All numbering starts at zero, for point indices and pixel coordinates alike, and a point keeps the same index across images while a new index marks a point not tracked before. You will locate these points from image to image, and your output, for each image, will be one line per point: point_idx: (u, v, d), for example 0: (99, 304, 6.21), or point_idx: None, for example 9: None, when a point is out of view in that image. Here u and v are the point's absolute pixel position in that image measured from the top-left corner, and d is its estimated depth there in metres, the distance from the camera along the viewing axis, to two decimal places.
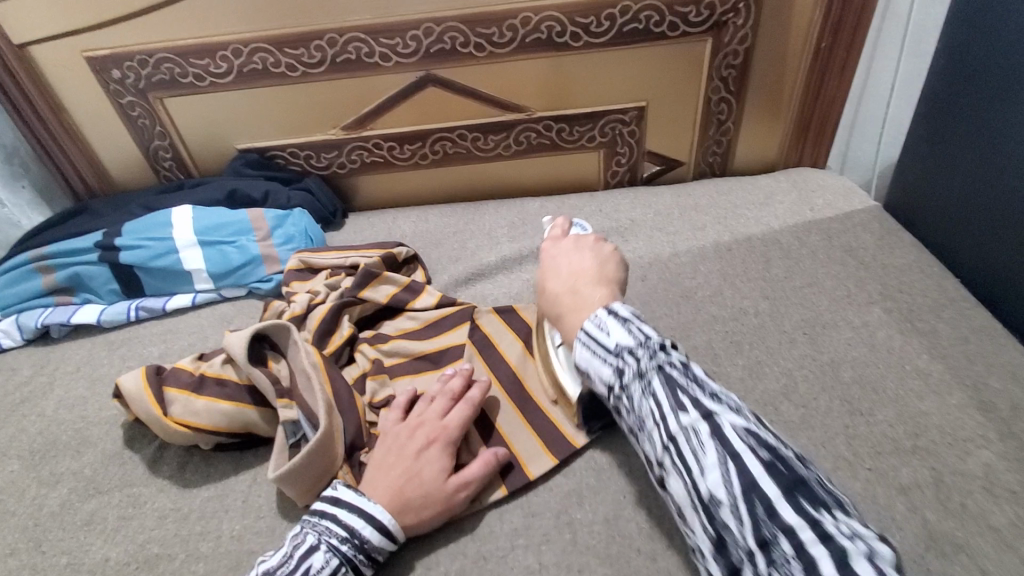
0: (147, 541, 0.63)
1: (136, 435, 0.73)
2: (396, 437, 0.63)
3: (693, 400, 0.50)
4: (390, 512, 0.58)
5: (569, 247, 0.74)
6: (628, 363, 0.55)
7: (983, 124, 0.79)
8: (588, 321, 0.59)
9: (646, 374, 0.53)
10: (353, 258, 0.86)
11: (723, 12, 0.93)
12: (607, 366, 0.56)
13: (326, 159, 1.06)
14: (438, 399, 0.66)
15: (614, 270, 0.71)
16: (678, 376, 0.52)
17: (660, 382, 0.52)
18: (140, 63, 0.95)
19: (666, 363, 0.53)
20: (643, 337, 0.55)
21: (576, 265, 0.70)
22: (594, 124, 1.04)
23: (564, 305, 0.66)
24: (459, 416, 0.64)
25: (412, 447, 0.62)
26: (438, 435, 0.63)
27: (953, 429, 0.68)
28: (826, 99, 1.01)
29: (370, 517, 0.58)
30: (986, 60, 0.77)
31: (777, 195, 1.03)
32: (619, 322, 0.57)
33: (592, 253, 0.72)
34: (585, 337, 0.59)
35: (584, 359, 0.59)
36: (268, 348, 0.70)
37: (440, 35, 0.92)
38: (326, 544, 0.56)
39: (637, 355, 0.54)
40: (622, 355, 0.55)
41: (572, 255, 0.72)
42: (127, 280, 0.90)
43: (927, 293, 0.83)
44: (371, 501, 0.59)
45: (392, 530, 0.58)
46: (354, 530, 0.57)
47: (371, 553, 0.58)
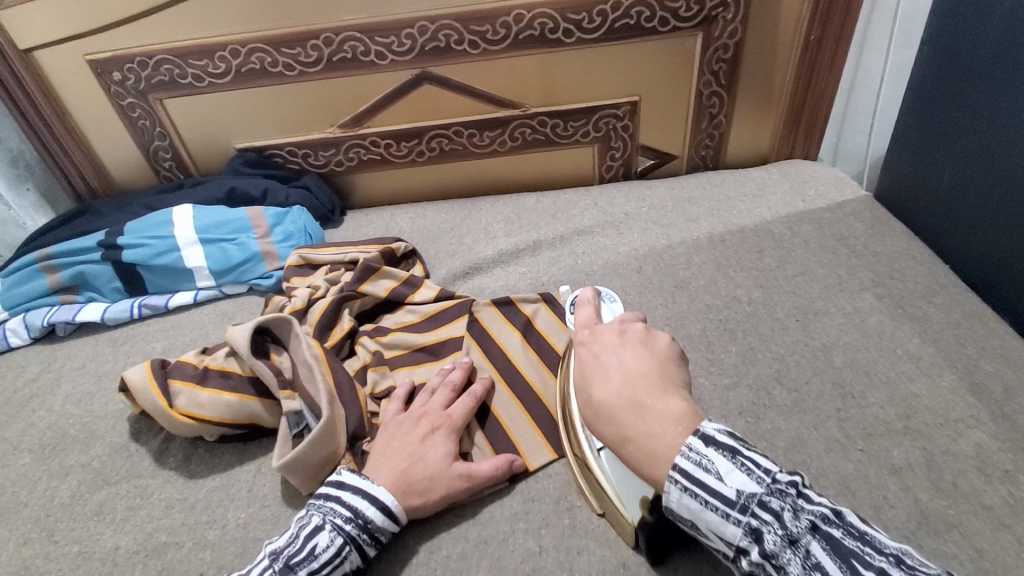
0: (155, 530, 0.64)
1: (141, 428, 0.74)
2: (401, 424, 0.65)
3: (875, 569, 0.41)
4: (393, 494, 0.60)
5: (614, 344, 0.61)
6: (761, 520, 0.45)
7: (969, 112, 0.81)
8: (682, 456, 0.49)
9: (794, 536, 0.44)
10: (352, 254, 0.87)
11: (712, 7, 0.95)
12: (730, 523, 0.46)
13: (324, 157, 1.08)
14: (440, 391, 0.68)
15: (675, 373, 0.58)
16: (838, 536, 0.44)
17: (819, 547, 0.43)
18: (140, 64, 0.96)
19: (813, 519, 0.45)
20: (765, 479, 0.47)
21: (629, 366, 0.58)
22: (588, 119, 1.06)
23: (629, 427, 0.53)
24: (462, 406, 0.67)
25: (417, 434, 0.64)
26: (442, 423, 0.65)
27: (944, 410, 0.70)
28: (817, 91, 1.03)
29: (374, 498, 0.59)
30: (971, 51, 0.79)
31: (770, 186, 1.05)
32: (726, 456, 0.48)
33: (642, 347, 0.60)
34: (685, 481, 0.48)
35: (693, 512, 0.48)
36: (270, 341, 0.72)
37: (434, 33, 0.94)
38: (331, 524, 0.57)
39: (771, 508, 0.45)
40: (749, 510, 0.46)
41: (619, 351, 0.60)
42: (129, 278, 0.91)
43: (917, 280, 0.85)
44: (375, 484, 0.60)
45: (396, 511, 0.59)
46: (359, 511, 0.58)
47: (375, 532, 0.59)
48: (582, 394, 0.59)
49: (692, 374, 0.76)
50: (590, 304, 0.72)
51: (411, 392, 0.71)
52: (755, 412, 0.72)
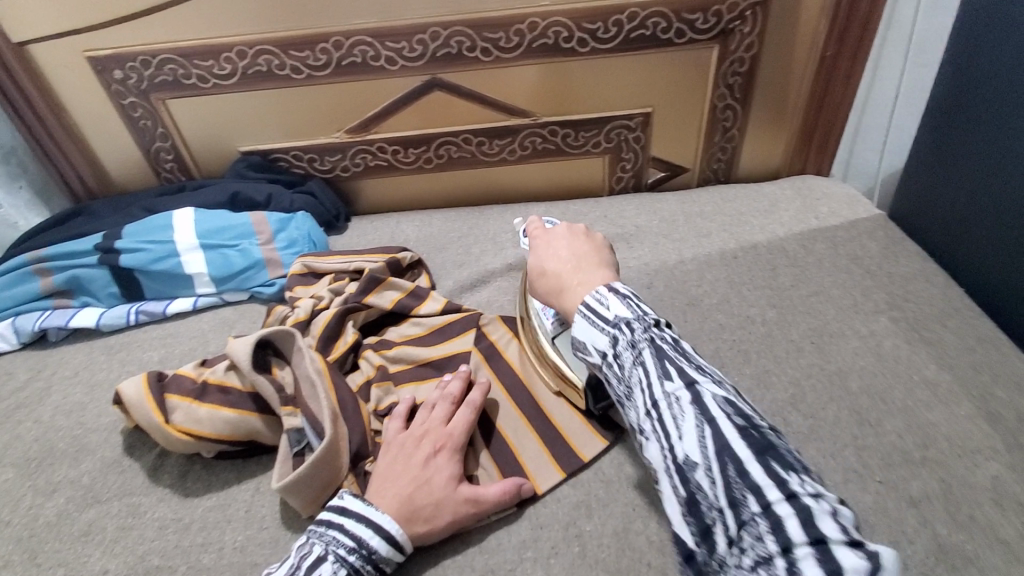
0: (147, 553, 0.62)
1: (135, 442, 0.71)
2: (402, 445, 0.63)
3: (679, 369, 0.49)
4: (398, 522, 0.57)
5: (563, 233, 0.70)
6: (622, 332, 0.54)
7: (989, 135, 0.79)
8: (589, 295, 0.59)
9: (636, 344, 0.53)
10: (357, 263, 0.85)
11: (730, 20, 0.93)
12: (603, 334, 0.56)
13: (330, 162, 1.05)
14: (440, 406, 0.66)
15: (609, 254, 0.68)
16: (668, 349, 0.51)
17: (650, 352, 0.51)
18: (142, 64, 0.94)
19: (656, 337, 0.52)
20: (641, 312, 0.55)
21: (572, 252, 0.67)
22: (599, 129, 1.04)
23: (568, 284, 0.64)
24: (463, 422, 0.65)
25: (420, 456, 0.61)
26: (445, 442, 0.63)
27: (961, 440, 0.68)
28: (832, 107, 1.02)
29: (378, 528, 0.57)
30: (991, 72, 0.77)
31: (782, 203, 1.03)
32: (619, 297, 0.57)
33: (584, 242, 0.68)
34: (584, 311, 0.58)
35: (580, 329, 0.58)
36: (271, 354, 0.70)
37: (446, 39, 0.92)
38: (334, 555, 0.55)
39: (631, 326, 0.54)
40: (618, 325, 0.55)
41: (563, 244, 0.68)
42: (126, 284, 0.89)
43: (934, 303, 0.83)
44: (379, 510, 0.58)
45: (400, 540, 0.57)
46: (362, 541, 0.56)
47: (379, 563, 0.57)
48: (535, 272, 0.68)
49: None
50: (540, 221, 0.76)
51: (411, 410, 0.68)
52: None
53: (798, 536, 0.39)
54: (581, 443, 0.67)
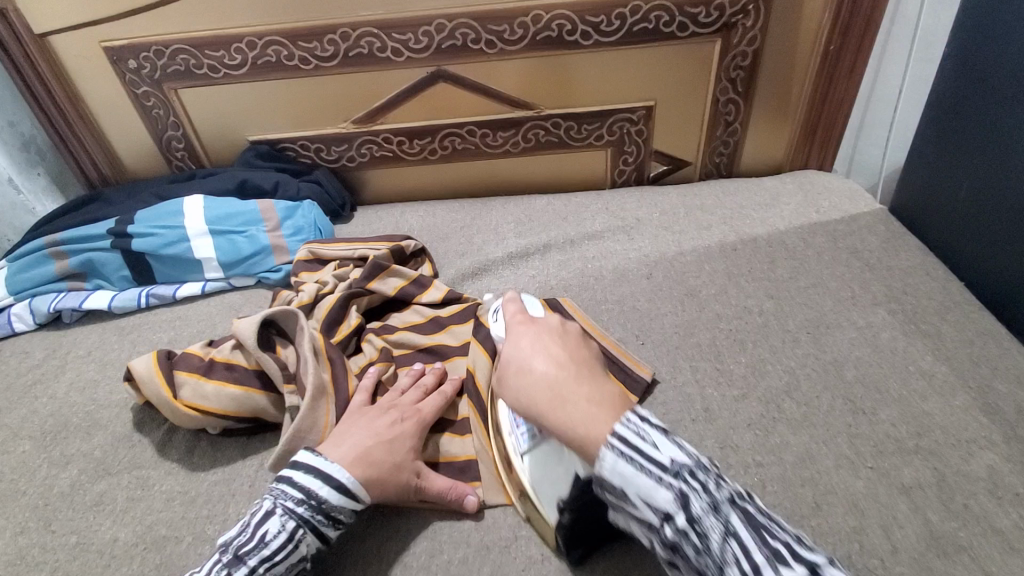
0: (155, 523, 0.64)
1: (145, 419, 0.74)
2: (369, 414, 0.65)
3: (787, 547, 0.43)
4: (346, 471, 0.59)
5: (553, 329, 0.63)
6: (692, 486, 0.46)
7: (990, 127, 0.80)
8: (620, 425, 0.49)
9: (720, 507, 0.45)
10: (361, 250, 0.87)
11: (733, 13, 0.94)
12: (662, 488, 0.46)
13: (337, 153, 1.07)
14: (411, 391, 0.69)
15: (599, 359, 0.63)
16: (753, 513, 0.46)
17: (739, 520, 0.45)
18: (156, 54, 0.96)
19: (734, 496, 0.46)
20: (695, 458, 0.48)
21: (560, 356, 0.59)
22: (602, 122, 1.05)
23: (568, 397, 0.55)
24: (433, 404, 0.68)
25: (383, 422, 0.64)
26: (412, 417, 0.66)
27: (955, 430, 0.68)
28: (834, 102, 1.02)
29: (327, 477, 0.58)
30: (993, 65, 0.78)
31: (783, 197, 1.04)
32: (661, 433, 0.49)
33: (570, 346, 0.61)
34: (621, 446, 0.48)
35: (627, 478, 0.47)
36: (275, 334, 0.72)
37: (452, 31, 0.93)
38: (282, 508, 0.57)
39: (701, 480, 0.46)
40: (683, 476, 0.46)
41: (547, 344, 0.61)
42: (138, 267, 0.91)
43: (932, 296, 0.84)
44: (328, 462, 0.60)
45: (352, 488, 0.59)
46: (311, 492, 0.58)
47: (332, 512, 0.58)
48: (516, 367, 0.59)
49: (701, 384, 0.76)
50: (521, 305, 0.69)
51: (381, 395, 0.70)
52: (764, 426, 0.71)
53: None
54: None
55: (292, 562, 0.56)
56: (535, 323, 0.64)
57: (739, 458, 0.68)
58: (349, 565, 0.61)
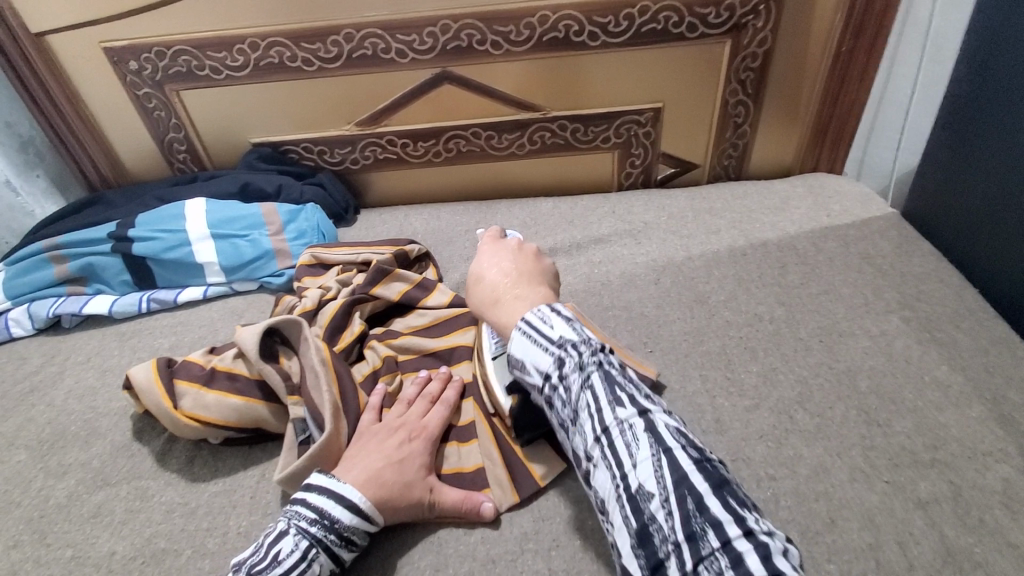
0: (154, 535, 0.63)
1: (144, 428, 0.73)
2: (378, 432, 0.64)
3: (630, 397, 0.51)
4: (360, 491, 0.58)
5: (511, 249, 0.73)
6: (569, 353, 0.54)
7: (1005, 132, 0.78)
8: (530, 313, 0.59)
9: (585, 367, 0.53)
10: (365, 255, 0.86)
11: (742, 14, 0.92)
12: (546, 354, 0.55)
13: (340, 155, 1.06)
14: (417, 403, 0.68)
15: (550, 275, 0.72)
16: (617, 374, 0.52)
17: (600, 378, 0.52)
18: (157, 55, 0.95)
19: (605, 362, 0.53)
20: (585, 336, 0.56)
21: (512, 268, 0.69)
22: (609, 124, 1.03)
23: (501, 298, 0.66)
24: (438, 416, 0.67)
25: (392, 442, 0.63)
26: (419, 433, 0.65)
27: (972, 442, 0.67)
28: (845, 104, 1.00)
29: (340, 498, 0.57)
30: (1007, 69, 0.76)
31: (793, 201, 1.02)
32: (564, 319, 0.57)
33: (525, 260, 0.71)
34: (525, 327, 0.58)
35: (523, 349, 0.57)
36: (279, 343, 0.71)
37: (456, 32, 0.92)
38: (295, 528, 0.56)
39: (579, 349, 0.54)
40: (564, 346, 0.55)
41: (504, 259, 0.70)
42: (139, 272, 0.90)
43: (947, 303, 0.82)
44: (342, 483, 0.59)
45: (365, 508, 0.58)
46: (324, 512, 0.57)
47: (345, 532, 0.57)
48: (473, 278, 0.70)
49: (711, 393, 0.74)
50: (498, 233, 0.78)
51: (386, 405, 0.69)
52: (775, 437, 0.69)
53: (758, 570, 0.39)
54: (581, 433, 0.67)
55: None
56: (499, 245, 0.74)
57: (750, 471, 0.66)
58: None
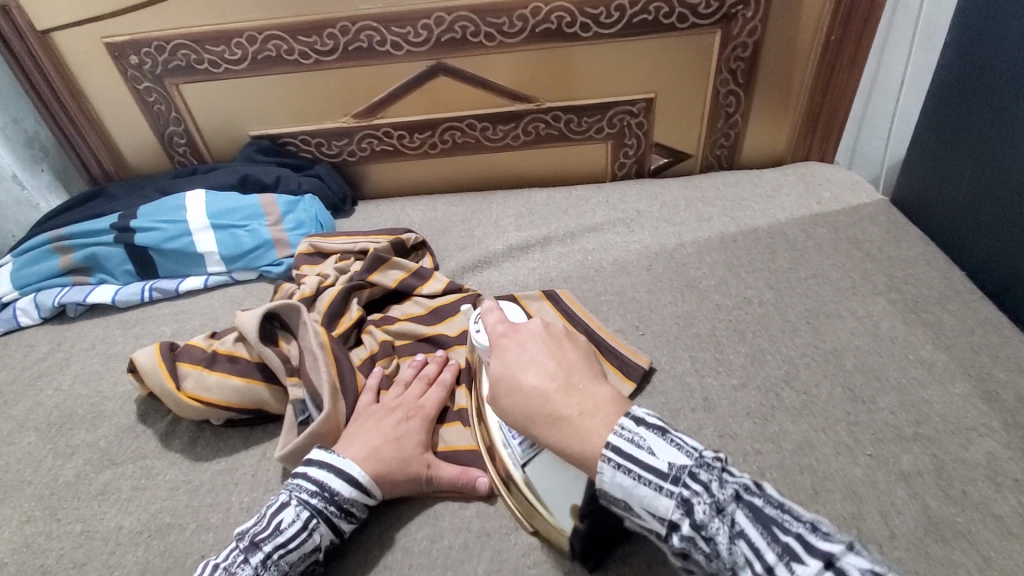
0: (159, 511, 0.65)
1: (148, 410, 0.75)
2: (376, 411, 0.66)
3: (797, 541, 0.40)
4: (359, 465, 0.60)
5: (540, 336, 0.59)
6: (692, 491, 0.45)
7: (990, 117, 0.79)
8: (614, 435, 0.49)
9: (722, 507, 0.43)
10: (362, 243, 0.88)
11: (733, 4, 0.93)
12: (663, 496, 0.46)
13: (337, 147, 1.08)
14: (414, 384, 0.70)
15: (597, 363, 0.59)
16: (763, 506, 0.43)
17: (744, 517, 0.42)
18: (157, 49, 0.97)
19: (741, 489, 0.44)
20: (696, 455, 0.47)
21: (561, 363, 0.56)
22: (602, 115, 1.05)
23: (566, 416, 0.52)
24: (435, 396, 0.69)
25: (390, 420, 0.65)
26: (416, 412, 0.67)
27: (955, 417, 0.68)
28: (835, 93, 1.02)
29: (340, 471, 0.59)
30: (992, 56, 0.78)
31: (784, 188, 1.03)
32: (658, 435, 0.48)
33: (568, 348, 0.58)
34: (619, 458, 0.47)
35: (627, 490, 0.47)
36: (278, 327, 0.72)
37: (451, 24, 0.94)
38: (297, 498, 0.58)
39: (701, 480, 0.45)
40: (681, 481, 0.45)
41: (544, 352, 0.57)
42: (141, 262, 0.92)
43: (933, 286, 0.83)
44: (341, 457, 0.61)
45: (364, 481, 0.60)
46: (324, 484, 0.59)
47: (344, 504, 0.59)
48: (506, 383, 0.56)
49: (701, 373, 0.76)
50: (498, 311, 0.66)
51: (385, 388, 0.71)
52: (763, 415, 0.71)
53: None
54: None
55: (305, 552, 0.56)
56: (522, 332, 0.61)
57: (738, 447, 0.68)
58: (351, 551, 0.61)
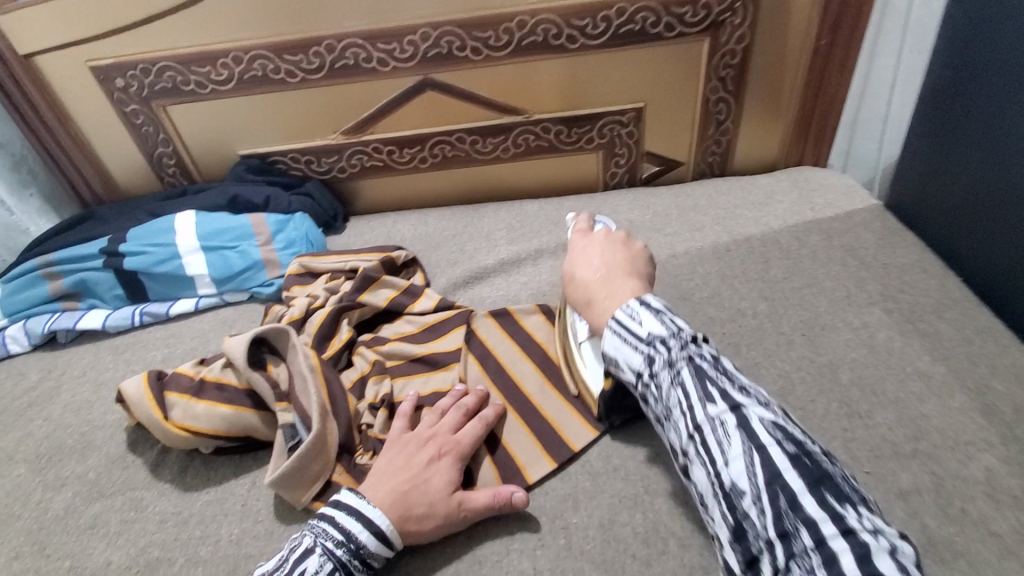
0: (148, 545, 0.65)
1: (138, 439, 0.74)
2: (408, 444, 0.65)
3: (721, 393, 0.55)
4: (388, 518, 0.59)
5: (600, 241, 0.75)
6: (658, 351, 0.59)
7: (986, 123, 0.78)
8: (620, 310, 0.63)
9: (675, 364, 0.57)
10: (352, 262, 0.87)
11: (720, 12, 0.93)
12: (638, 354, 0.60)
13: (327, 164, 1.07)
14: (450, 415, 0.68)
15: (643, 265, 0.74)
16: (707, 369, 0.56)
17: (690, 373, 0.56)
18: (143, 72, 0.96)
19: (696, 356, 0.58)
20: (675, 329, 0.59)
21: (607, 256, 0.73)
22: (592, 125, 1.04)
23: (601, 292, 0.69)
24: (471, 432, 0.66)
25: (421, 457, 0.63)
26: (449, 449, 0.64)
27: (952, 432, 0.67)
28: (828, 97, 1.01)
29: (366, 522, 0.59)
30: (984, 59, 0.77)
31: (777, 195, 1.03)
32: (652, 313, 0.61)
33: (621, 248, 0.74)
34: (616, 326, 0.62)
35: (614, 347, 0.62)
36: (267, 352, 0.72)
37: (437, 39, 0.93)
38: (322, 548, 0.58)
39: (669, 345, 0.59)
40: (653, 344, 0.59)
41: (598, 250, 0.74)
42: (131, 286, 0.91)
43: (929, 293, 0.83)
44: (370, 505, 0.60)
45: (389, 536, 0.59)
46: (351, 535, 0.58)
47: (367, 558, 0.59)
48: (568, 275, 0.74)
49: None
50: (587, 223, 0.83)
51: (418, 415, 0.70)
52: None
53: (851, 569, 0.44)
54: (572, 435, 0.69)
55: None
56: (589, 238, 0.77)
57: None
58: None
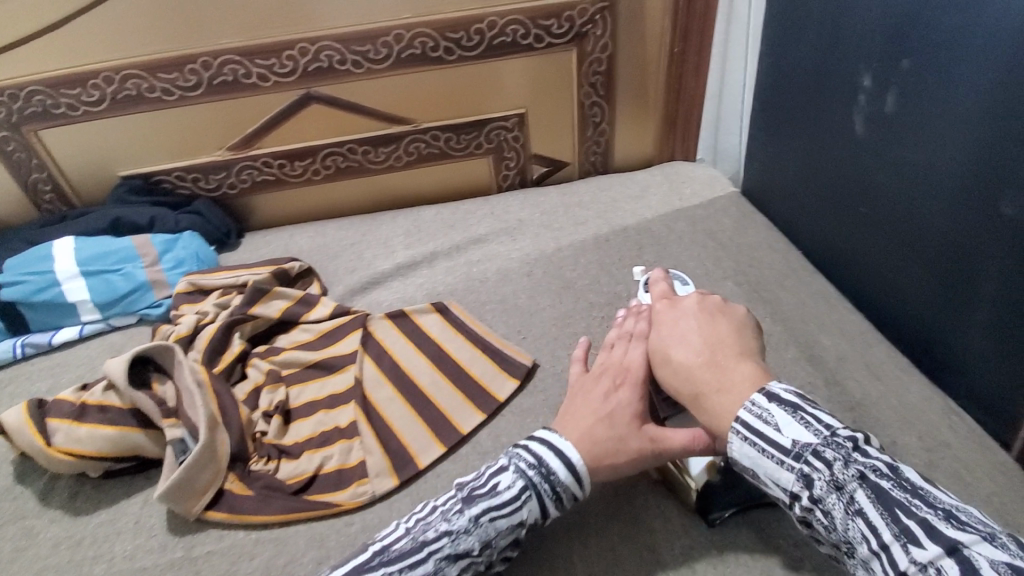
0: (39, 571, 0.63)
1: (23, 471, 0.72)
2: (586, 386, 0.66)
3: (922, 527, 0.45)
4: (580, 453, 0.60)
5: (694, 312, 0.65)
6: (816, 468, 0.50)
7: (803, 118, 0.90)
8: (745, 410, 0.54)
9: (845, 487, 0.49)
10: (243, 277, 0.88)
11: (582, 24, 1.01)
12: (786, 470, 0.51)
13: (216, 181, 1.07)
14: (618, 344, 0.70)
15: (752, 337, 0.62)
16: (889, 489, 0.48)
17: (868, 498, 0.48)
18: (10, 97, 0.93)
19: (867, 471, 0.49)
20: (825, 431, 0.51)
21: (705, 334, 0.62)
22: (477, 132, 1.10)
23: (708, 386, 0.58)
24: (638, 355, 0.67)
25: (599, 393, 0.64)
26: (623, 378, 0.65)
27: (789, 381, 0.78)
28: (687, 98, 1.13)
29: (558, 453, 0.60)
30: (797, 61, 0.88)
31: (651, 188, 1.12)
32: (789, 412, 0.52)
33: (722, 317, 0.63)
34: (747, 432, 0.53)
35: (753, 460, 0.53)
36: (152, 370, 0.72)
37: (316, 54, 0.96)
38: (516, 466, 0.59)
39: (827, 459, 0.50)
40: (805, 458, 0.50)
41: (690, 325, 0.64)
42: (10, 318, 0.88)
43: (775, 266, 0.94)
44: (562, 439, 0.61)
45: (580, 472, 0.60)
46: (541, 460, 0.60)
47: (556, 487, 0.59)
48: (659, 356, 0.63)
49: None
50: (664, 283, 0.76)
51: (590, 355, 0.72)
52: None
53: None
54: (460, 420, 0.73)
55: (514, 522, 0.57)
56: (674, 306, 0.67)
57: None
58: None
